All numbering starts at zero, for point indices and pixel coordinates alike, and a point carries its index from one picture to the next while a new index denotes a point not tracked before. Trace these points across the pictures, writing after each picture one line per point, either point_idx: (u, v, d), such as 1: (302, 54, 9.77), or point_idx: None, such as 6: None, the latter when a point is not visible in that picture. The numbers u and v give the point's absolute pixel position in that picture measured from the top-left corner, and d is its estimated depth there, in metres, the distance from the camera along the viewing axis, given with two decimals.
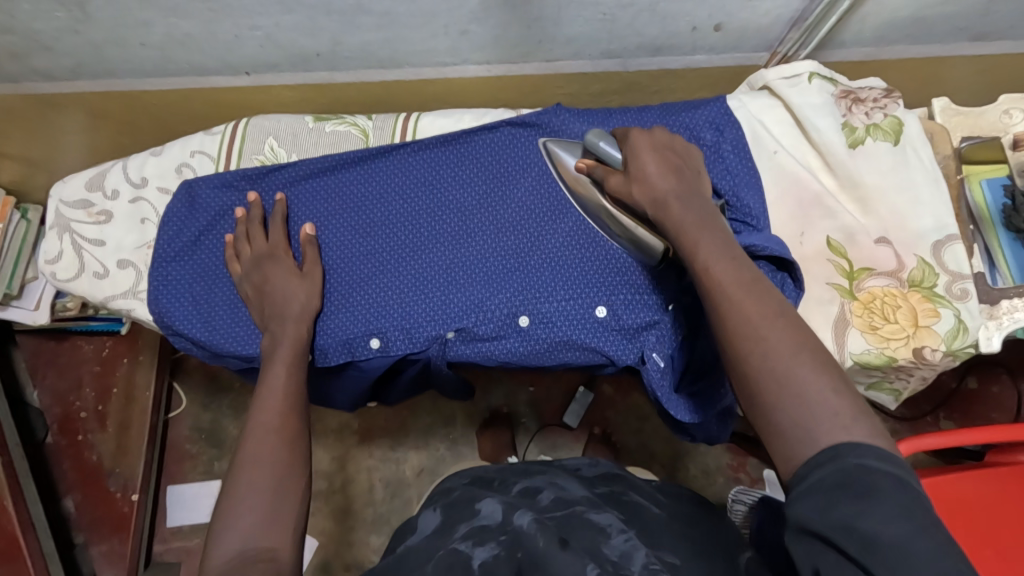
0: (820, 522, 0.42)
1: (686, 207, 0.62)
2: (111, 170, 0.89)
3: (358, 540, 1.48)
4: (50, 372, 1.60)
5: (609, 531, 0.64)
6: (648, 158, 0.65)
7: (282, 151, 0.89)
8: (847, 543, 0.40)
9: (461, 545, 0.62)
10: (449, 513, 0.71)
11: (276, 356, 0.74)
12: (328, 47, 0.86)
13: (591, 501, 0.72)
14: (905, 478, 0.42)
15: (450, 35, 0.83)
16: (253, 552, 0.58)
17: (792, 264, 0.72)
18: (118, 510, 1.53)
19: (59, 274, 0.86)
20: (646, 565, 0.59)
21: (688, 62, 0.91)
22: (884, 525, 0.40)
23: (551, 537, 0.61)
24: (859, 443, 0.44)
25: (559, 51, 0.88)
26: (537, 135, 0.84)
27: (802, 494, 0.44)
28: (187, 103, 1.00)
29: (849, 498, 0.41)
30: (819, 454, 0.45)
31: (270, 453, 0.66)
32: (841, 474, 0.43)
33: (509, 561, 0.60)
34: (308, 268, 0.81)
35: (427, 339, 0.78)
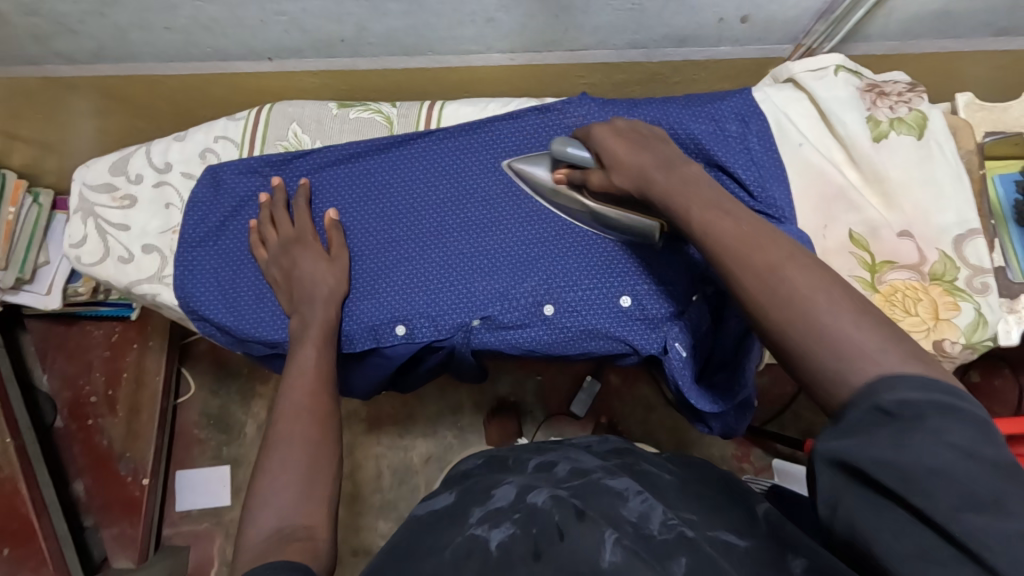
0: (855, 458, 0.42)
1: (669, 176, 0.64)
2: (134, 154, 0.89)
3: (366, 525, 1.50)
4: (60, 356, 1.60)
5: (626, 494, 0.67)
6: (614, 145, 0.70)
7: (306, 137, 0.89)
8: (886, 479, 0.40)
9: (478, 530, 0.63)
10: (466, 494, 0.73)
11: (306, 338, 0.75)
12: (353, 33, 0.86)
13: (606, 470, 0.74)
14: (948, 404, 0.41)
15: (477, 23, 0.83)
16: (288, 531, 0.58)
17: None
18: (127, 494, 1.53)
19: (83, 258, 0.86)
20: (662, 525, 0.61)
21: (712, 53, 0.91)
22: (926, 454, 0.39)
23: (568, 510, 0.63)
24: (898, 377, 0.44)
25: (584, 40, 0.88)
26: (561, 124, 0.84)
27: (833, 432, 0.44)
28: (206, 89, 1.00)
29: (887, 433, 0.41)
30: (858, 393, 0.44)
31: (301, 430, 0.67)
32: (883, 408, 0.42)
33: (525, 537, 0.60)
34: (335, 252, 0.81)
35: (452, 326, 0.79)
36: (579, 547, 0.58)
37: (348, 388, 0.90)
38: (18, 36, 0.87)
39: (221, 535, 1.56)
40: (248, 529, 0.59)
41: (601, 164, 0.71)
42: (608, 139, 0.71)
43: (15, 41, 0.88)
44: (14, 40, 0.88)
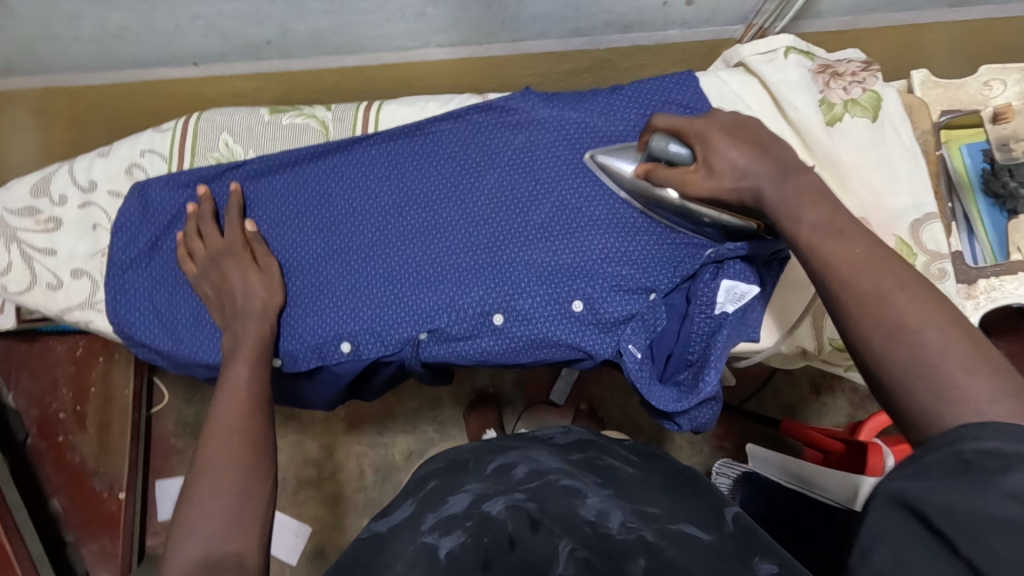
0: (919, 500, 0.35)
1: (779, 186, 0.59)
2: (57, 172, 0.84)
3: (351, 524, 1.49)
4: (23, 375, 1.56)
5: (584, 493, 0.64)
6: (725, 145, 0.63)
7: (238, 146, 0.85)
8: (942, 523, 0.34)
9: (429, 538, 0.60)
10: (424, 501, 0.70)
11: (238, 357, 0.72)
12: (279, 35, 0.81)
13: (566, 470, 0.70)
14: None
15: (407, 18, 0.78)
16: (215, 558, 0.56)
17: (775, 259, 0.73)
18: (105, 509, 1.52)
19: (10, 287, 0.82)
20: (621, 526, 0.59)
21: (661, 38, 0.87)
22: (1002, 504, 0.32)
23: (523, 519, 0.59)
24: (981, 426, 0.37)
25: (525, 30, 0.83)
26: (505, 122, 0.81)
27: (912, 474, 0.37)
28: (137, 100, 0.95)
29: (959, 483, 0.34)
30: (940, 435, 0.38)
31: (231, 454, 0.64)
32: (956, 459, 0.36)
33: (477, 547, 0.57)
34: (264, 265, 0.78)
35: (399, 341, 0.76)
36: (530, 558, 0.55)
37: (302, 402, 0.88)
38: None
39: None
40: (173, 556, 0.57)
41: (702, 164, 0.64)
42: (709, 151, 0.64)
43: None
44: None
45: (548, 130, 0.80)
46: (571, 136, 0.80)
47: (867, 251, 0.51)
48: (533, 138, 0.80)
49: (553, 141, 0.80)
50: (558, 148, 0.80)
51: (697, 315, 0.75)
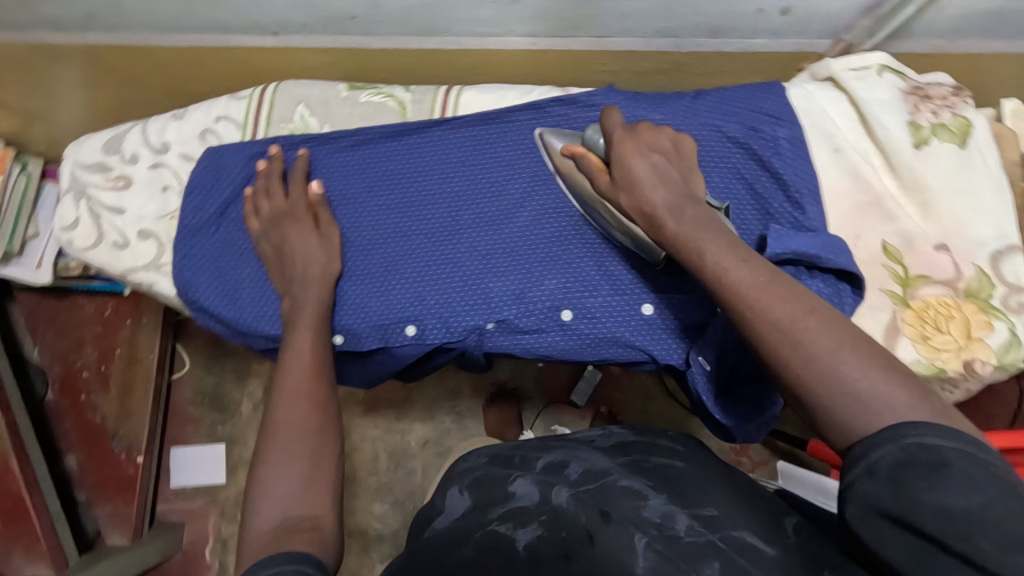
0: (893, 503, 0.43)
1: (680, 223, 0.61)
2: (130, 132, 0.85)
3: (361, 507, 1.49)
4: (50, 330, 1.56)
5: (646, 493, 0.64)
6: (637, 164, 0.65)
7: (313, 120, 0.84)
8: (921, 521, 0.42)
9: (500, 527, 0.60)
10: (478, 491, 0.70)
11: (301, 320, 0.72)
12: (366, 10, 0.80)
13: (622, 469, 0.70)
14: (971, 450, 0.43)
15: (499, 3, 0.77)
16: (293, 522, 0.56)
17: (856, 276, 0.72)
18: (122, 471, 1.51)
19: (75, 242, 0.82)
20: (688, 527, 0.58)
21: (746, 46, 0.86)
22: (953, 495, 0.41)
23: (592, 513, 0.60)
24: (914, 421, 0.45)
25: (612, 26, 0.82)
26: (587, 117, 0.81)
27: (865, 475, 0.44)
28: (205, 64, 0.94)
29: (913, 478, 0.43)
30: (878, 432, 0.46)
31: (301, 419, 0.64)
32: (905, 456, 0.44)
33: (554, 541, 0.57)
34: (324, 228, 0.77)
35: (464, 329, 0.76)
36: (608, 549, 0.56)
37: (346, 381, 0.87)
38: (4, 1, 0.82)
39: (215, 513, 1.56)
40: (249, 521, 0.57)
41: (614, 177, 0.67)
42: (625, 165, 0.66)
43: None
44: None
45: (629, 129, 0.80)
46: None
47: (769, 281, 0.55)
48: None
49: None
50: None
51: None
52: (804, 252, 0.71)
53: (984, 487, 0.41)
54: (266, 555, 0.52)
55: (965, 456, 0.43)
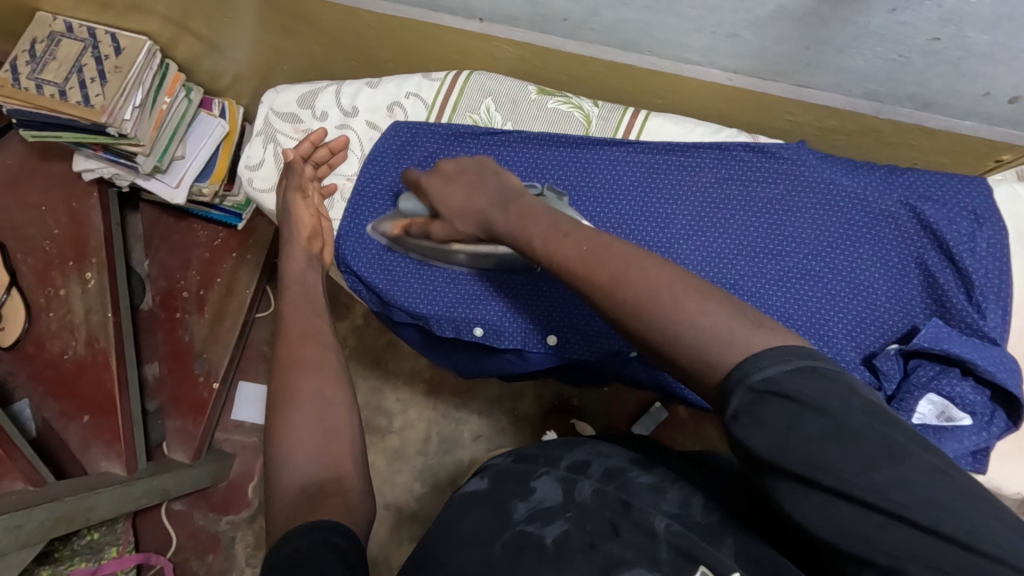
0: (763, 449, 0.46)
1: (506, 214, 0.67)
2: (324, 90, 0.89)
3: (401, 483, 1.50)
4: (163, 246, 1.65)
5: (664, 486, 0.67)
6: (448, 193, 0.73)
7: (497, 116, 0.86)
8: (791, 462, 0.45)
9: (529, 526, 0.64)
10: (499, 481, 0.72)
11: (303, 310, 0.75)
12: (580, 15, 0.81)
13: (638, 460, 0.71)
14: (809, 366, 0.46)
15: (715, 35, 0.77)
16: (316, 483, 0.57)
17: (1018, 399, 0.67)
18: (197, 395, 1.57)
19: (256, 181, 0.88)
20: (705, 514, 0.63)
21: (951, 125, 0.82)
22: (811, 426, 0.44)
23: (614, 504, 0.65)
24: (758, 353, 0.47)
25: (820, 78, 0.80)
26: (773, 169, 0.79)
27: (737, 427, 0.47)
28: (397, 34, 0.98)
29: (775, 418, 0.45)
30: (727, 378, 0.48)
31: (311, 387, 0.65)
32: (753, 399, 0.46)
33: (581, 535, 0.62)
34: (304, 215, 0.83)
35: (607, 351, 0.77)
36: (635, 539, 0.61)
37: (454, 365, 0.90)
38: None
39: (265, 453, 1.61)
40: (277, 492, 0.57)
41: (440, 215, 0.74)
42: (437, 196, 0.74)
43: None
44: None
45: (814, 190, 0.78)
46: (838, 203, 0.77)
47: (589, 246, 0.58)
48: (797, 193, 0.78)
49: (816, 203, 0.77)
50: (821, 211, 0.77)
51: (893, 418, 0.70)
52: (966, 357, 0.67)
53: (833, 407, 0.44)
54: (292, 523, 0.53)
55: (809, 375, 0.46)
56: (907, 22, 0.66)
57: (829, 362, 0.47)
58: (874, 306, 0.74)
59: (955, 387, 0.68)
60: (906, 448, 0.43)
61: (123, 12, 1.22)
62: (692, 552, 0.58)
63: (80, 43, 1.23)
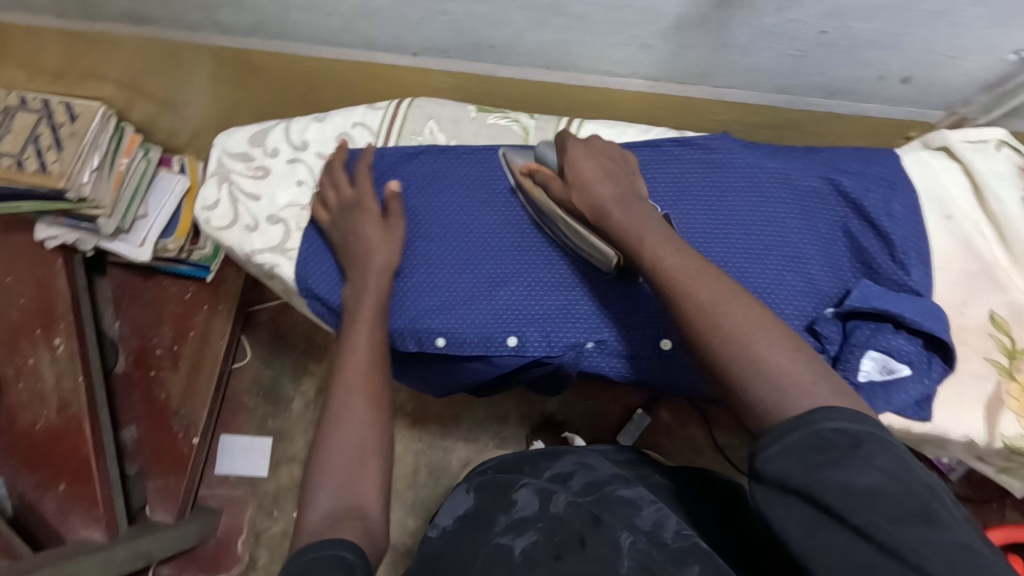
0: (799, 479, 0.48)
1: (624, 213, 0.72)
2: (274, 129, 0.92)
3: (394, 519, 1.49)
4: (133, 306, 1.64)
5: (640, 503, 0.70)
6: (584, 166, 0.77)
7: (441, 135, 0.90)
8: (828, 497, 0.46)
9: (503, 540, 0.68)
10: (483, 497, 0.79)
11: (359, 314, 0.76)
12: (505, 41, 0.86)
13: (621, 479, 0.76)
14: (874, 433, 0.49)
15: (631, 47, 0.83)
16: (341, 510, 0.60)
17: (949, 345, 0.72)
18: (177, 450, 1.54)
19: (211, 221, 0.88)
20: (676, 535, 0.64)
21: (858, 109, 0.89)
22: (860, 475, 0.46)
23: (585, 519, 0.68)
24: (829, 408, 0.51)
25: (732, 79, 0.87)
26: (699, 160, 0.84)
27: (779, 454, 0.50)
28: (342, 75, 1.03)
29: (825, 457, 0.48)
30: (793, 419, 0.51)
31: (368, 418, 0.67)
32: (815, 439, 0.49)
33: (546, 545, 0.65)
34: (374, 218, 0.82)
35: (564, 344, 0.79)
36: (598, 550, 0.63)
37: (424, 383, 0.92)
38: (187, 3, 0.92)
39: (253, 504, 1.58)
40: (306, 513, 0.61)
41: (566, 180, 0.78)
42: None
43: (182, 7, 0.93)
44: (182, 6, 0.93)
45: (739, 175, 0.83)
46: (763, 184, 0.82)
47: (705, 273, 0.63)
48: (724, 179, 0.83)
49: (743, 186, 0.82)
50: (749, 193, 0.82)
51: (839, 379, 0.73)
52: (890, 310, 0.72)
53: (887, 466, 0.47)
54: (317, 539, 0.56)
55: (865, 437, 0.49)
56: (795, 19, 0.73)
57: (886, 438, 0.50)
58: (812, 273, 0.78)
59: (891, 341, 0.72)
60: (943, 522, 0.44)
61: (75, 81, 1.25)
62: (651, 567, 0.59)
63: (35, 114, 1.26)
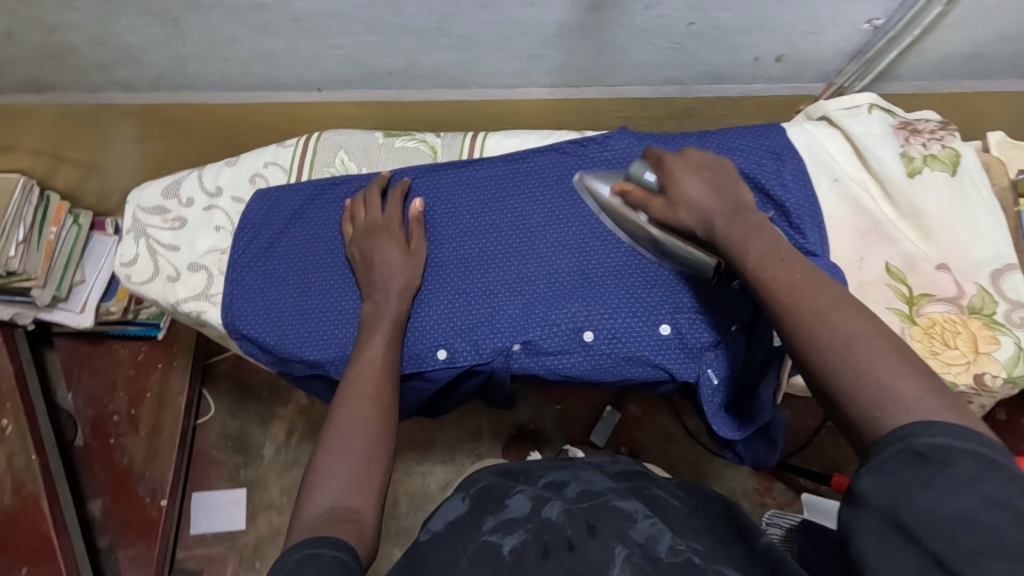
0: (886, 499, 0.41)
1: (732, 223, 0.64)
2: (186, 178, 0.93)
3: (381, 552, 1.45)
4: (85, 374, 1.60)
5: (636, 516, 0.67)
6: (687, 182, 0.68)
7: (352, 164, 0.92)
8: (913, 520, 0.40)
9: (491, 537, 0.65)
10: (478, 501, 0.75)
11: (377, 326, 0.77)
12: (402, 66, 0.89)
13: (617, 491, 0.74)
14: (990, 457, 0.40)
15: (522, 58, 0.86)
16: (337, 511, 0.59)
17: None
18: (145, 515, 1.49)
19: (132, 277, 0.88)
20: (670, 550, 0.60)
21: (745, 90, 0.94)
22: (953, 500, 0.39)
23: (579, 525, 0.64)
24: (932, 423, 0.43)
25: (624, 76, 0.91)
26: (603, 156, 0.87)
27: (868, 470, 0.44)
28: (254, 117, 1.04)
29: (922, 475, 0.41)
30: (891, 432, 0.44)
31: (363, 416, 0.67)
32: (912, 454, 0.42)
33: (534, 546, 0.63)
34: (414, 245, 0.83)
35: (493, 350, 0.80)
36: (588, 557, 0.59)
37: None
38: (85, 65, 0.92)
39: (234, 560, 1.52)
40: (301, 511, 0.60)
41: (665, 194, 0.70)
42: (387, 243, 0.82)
43: (80, 70, 0.93)
44: (80, 69, 0.93)
45: None
46: None
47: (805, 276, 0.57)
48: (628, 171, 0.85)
49: None
50: None
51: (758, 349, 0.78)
52: None
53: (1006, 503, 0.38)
54: (307, 537, 0.55)
55: (982, 461, 0.40)
56: (664, 15, 0.77)
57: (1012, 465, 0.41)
58: None
59: None
60: None
61: None
62: None
63: None
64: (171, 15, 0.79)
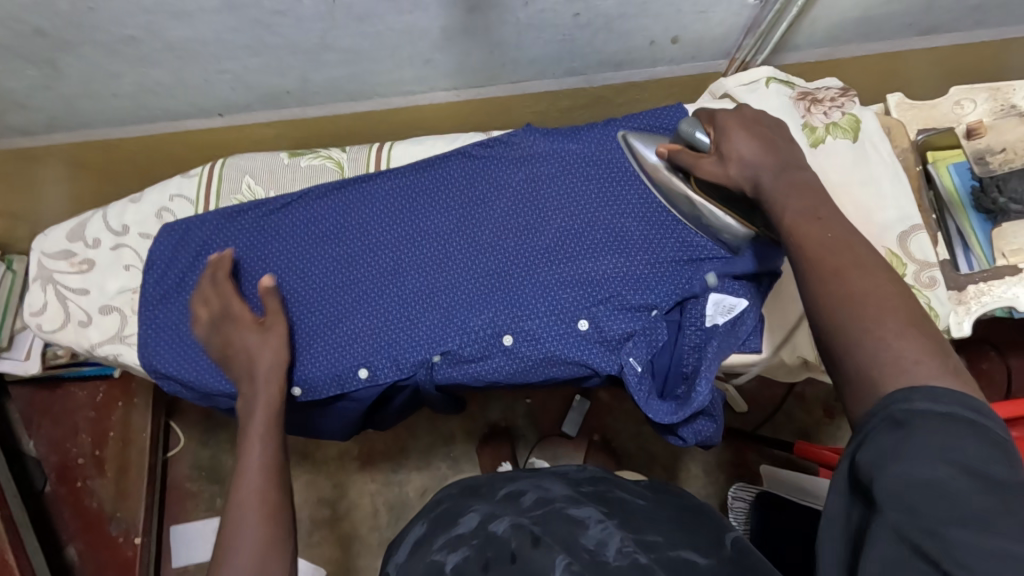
0: (865, 468, 0.43)
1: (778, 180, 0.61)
2: (91, 219, 0.91)
3: (364, 566, 1.43)
4: (44, 422, 1.50)
5: (587, 521, 0.62)
6: (739, 138, 0.65)
7: (260, 188, 0.91)
8: (882, 489, 0.42)
9: (437, 557, 0.61)
10: (435, 520, 0.70)
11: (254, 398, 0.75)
12: (298, 85, 0.87)
13: (572, 497, 0.68)
14: (965, 420, 0.43)
15: (415, 65, 0.84)
16: None
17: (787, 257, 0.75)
18: (121, 555, 1.45)
19: (44, 326, 0.88)
20: (618, 553, 0.57)
21: (650, 74, 0.93)
22: (924, 467, 0.41)
23: (525, 537, 0.59)
24: (915, 388, 0.45)
25: (524, 73, 0.90)
26: (509, 155, 0.85)
27: (860, 444, 0.45)
28: (164, 148, 1.01)
29: (898, 443, 0.43)
30: (879, 401, 0.46)
31: (256, 481, 0.69)
32: (892, 418, 0.44)
33: (478, 562, 0.58)
34: (265, 321, 0.79)
35: (413, 363, 0.80)
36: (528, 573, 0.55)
37: (314, 432, 0.90)
38: None
39: None
40: None
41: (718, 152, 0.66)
42: (232, 323, 0.78)
43: None
44: None
45: (549, 160, 0.84)
46: (572, 166, 0.84)
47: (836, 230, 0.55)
48: (535, 168, 0.84)
49: (555, 171, 0.84)
50: (561, 176, 0.84)
51: (690, 328, 0.79)
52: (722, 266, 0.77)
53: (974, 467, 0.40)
54: None
55: (953, 423, 0.42)
56: (546, 9, 0.75)
57: (994, 433, 0.43)
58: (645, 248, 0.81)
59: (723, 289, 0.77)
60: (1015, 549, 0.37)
61: None
62: None
63: None
64: (43, 57, 0.76)
